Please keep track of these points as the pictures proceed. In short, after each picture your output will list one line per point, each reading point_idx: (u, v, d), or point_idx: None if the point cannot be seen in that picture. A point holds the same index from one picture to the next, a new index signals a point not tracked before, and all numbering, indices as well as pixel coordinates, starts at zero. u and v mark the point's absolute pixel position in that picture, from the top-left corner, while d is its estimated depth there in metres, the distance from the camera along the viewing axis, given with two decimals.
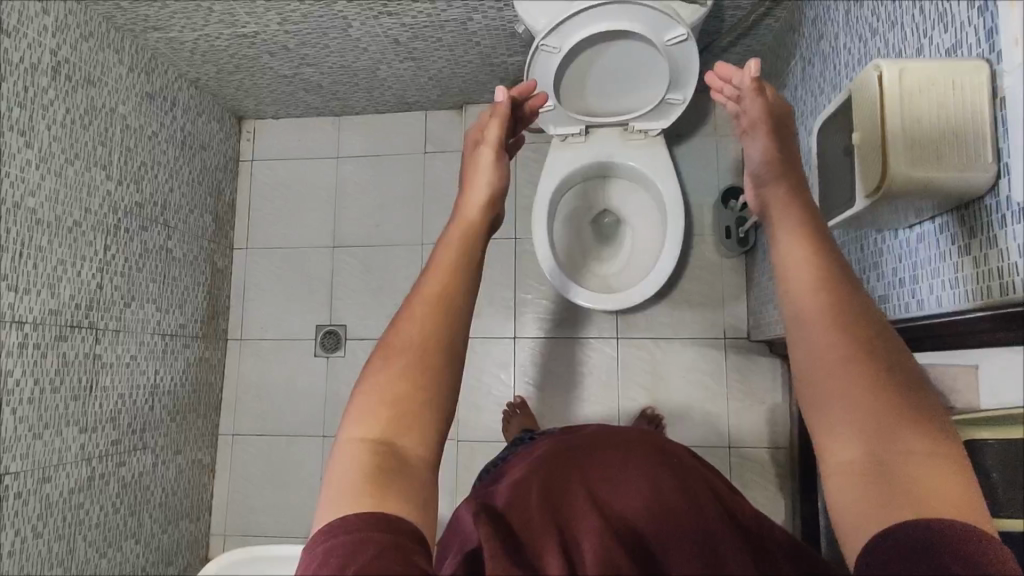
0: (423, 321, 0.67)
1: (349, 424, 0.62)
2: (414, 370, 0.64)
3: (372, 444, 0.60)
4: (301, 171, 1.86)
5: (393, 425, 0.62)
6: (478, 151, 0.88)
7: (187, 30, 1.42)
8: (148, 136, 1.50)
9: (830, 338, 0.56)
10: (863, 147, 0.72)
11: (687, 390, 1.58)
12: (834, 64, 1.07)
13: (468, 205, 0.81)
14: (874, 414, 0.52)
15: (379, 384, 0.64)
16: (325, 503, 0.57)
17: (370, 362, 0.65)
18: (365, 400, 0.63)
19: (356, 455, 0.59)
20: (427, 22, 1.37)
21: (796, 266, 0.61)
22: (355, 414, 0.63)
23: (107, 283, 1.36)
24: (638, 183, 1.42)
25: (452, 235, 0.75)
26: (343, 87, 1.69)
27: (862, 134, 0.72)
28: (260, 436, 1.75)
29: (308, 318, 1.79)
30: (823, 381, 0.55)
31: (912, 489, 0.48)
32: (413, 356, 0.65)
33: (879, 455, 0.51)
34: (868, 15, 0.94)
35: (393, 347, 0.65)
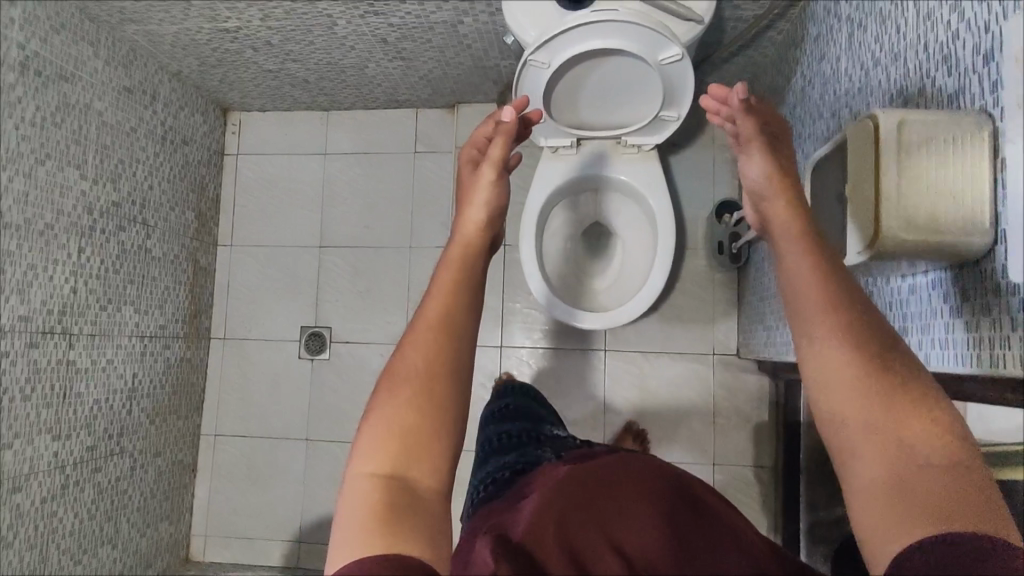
0: (427, 347, 0.69)
1: (357, 460, 0.63)
2: (420, 397, 0.66)
3: (382, 479, 0.61)
4: (287, 168, 1.81)
5: (401, 457, 0.62)
6: (474, 179, 0.95)
7: (166, 24, 1.36)
8: (127, 132, 1.45)
9: (845, 356, 0.60)
10: (855, 200, 0.68)
11: (674, 405, 1.57)
12: (834, 89, 1.03)
13: (467, 225, 0.87)
14: (889, 428, 0.55)
15: (385, 417, 0.65)
16: (337, 545, 0.57)
17: (374, 396, 0.67)
18: (372, 435, 0.64)
19: (367, 490, 0.60)
20: (416, 23, 1.32)
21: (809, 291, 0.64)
22: (364, 450, 0.63)
23: (82, 287, 1.33)
24: (631, 197, 1.38)
25: (449, 264, 0.79)
26: (331, 84, 1.64)
27: (854, 186, 0.68)
28: (244, 438, 1.74)
29: (294, 318, 1.78)
30: (843, 400, 0.58)
31: (934, 497, 0.49)
32: (418, 383, 0.67)
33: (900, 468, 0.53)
34: (871, 42, 0.89)
35: (397, 376, 0.67)
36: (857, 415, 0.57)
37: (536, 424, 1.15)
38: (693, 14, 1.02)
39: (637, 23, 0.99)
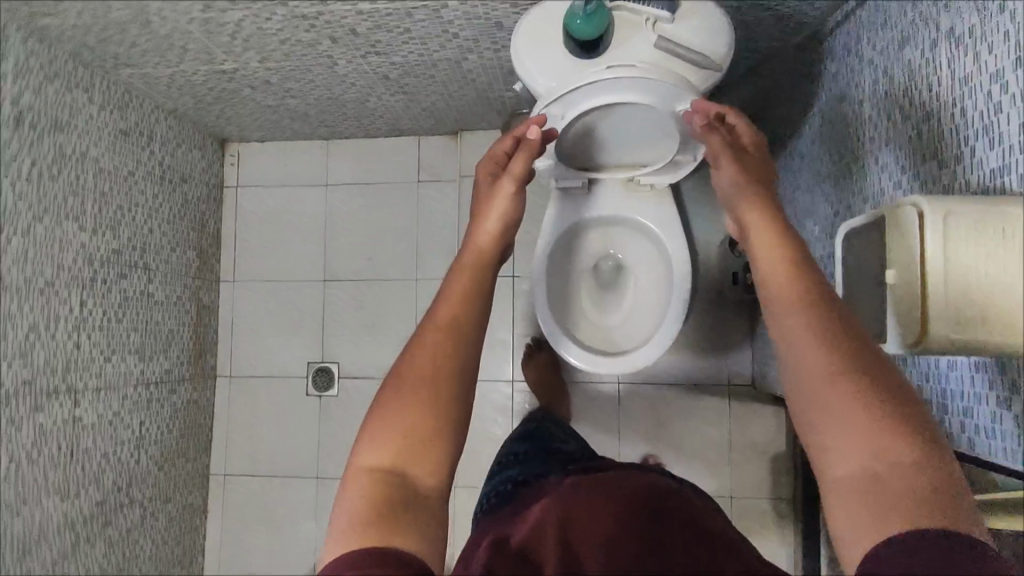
0: (434, 350, 0.71)
1: (361, 451, 0.65)
2: (426, 396, 0.68)
3: (382, 473, 0.64)
4: (288, 202, 1.78)
5: (404, 452, 0.65)
6: (491, 193, 0.95)
7: (161, 67, 1.31)
8: (125, 176, 1.41)
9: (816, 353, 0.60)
10: (896, 291, 0.65)
11: (690, 437, 1.55)
12: (856, 134, 0.99)
13: (480, 233, 0.89)
14: (861, 422, 0.56)
15: (389, 412, 0.67)
16: (335, 530, 0.60)
17: (382, 389, 0.69)
18: (378, 429, 0.66)
19: (369, 483, 0.63)
20: (418, 61, 1.27)
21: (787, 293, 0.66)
22: (367, 441, 0.66)
23: (86, 342, 1.30)
24: (641, 232, 1.33)
25: (462, 269, 0.81)
26: (332, 117, 1.60)
27: (895, 275, 0.65)
28: (253, 477, 1.73)
29: (300, 354, 1.76)
30: (817, 396, 0.58)
31: (906, 496, 0.51)
32: (426, 383, 0.69)
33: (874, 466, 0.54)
34: (898, 92, 0.86)
35: (406, 374, 0.69)
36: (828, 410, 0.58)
37: (542, 442, 1.15)
38: (712, 64, 0.97)
39: (655, 78, 0.94)
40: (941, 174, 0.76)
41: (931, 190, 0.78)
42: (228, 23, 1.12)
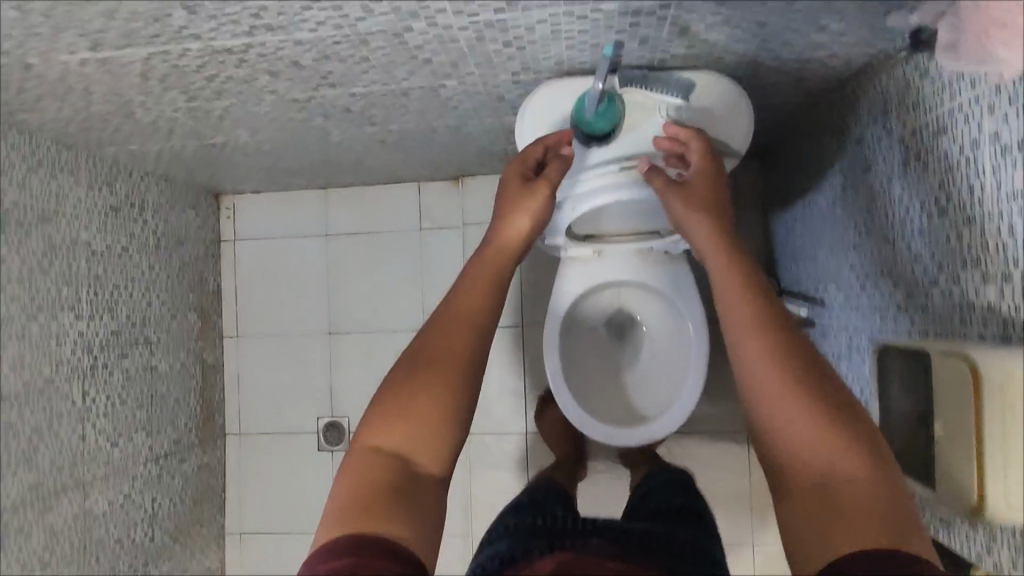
0: (444, 348, 0.80)
1: (369, 431, 0.75)
2: (437, 389, 0.77)
3: (386, 454, 0.73)
4: (288, 253, 1.73)
5: (407, 439, 0.74)
6: (528, 190, 0.93)
7: (148, 144, 1.25)
8: (118, 254, 1.36)
9: (774, 371, 0.70)
10: (949, 440, 0.63)
11: (712, 483, 1.52)
12: (886, 211, 0.94)
13: (508, 231, 0.91)
14: (819, 437, 0.65)
15: (397, 398, 0.76)
16: (330, 507, 0.69)
17: (388, 376, 0.79)
18: (385, 410, 0.76)
19: (371, 462, 0.72)
20: (416, 130, 1.22)
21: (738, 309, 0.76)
22: (374, 422, 0.75)
23: (91, 432, 1.27)
24: (656, 297, 1.28)
25: (478, 268, 0.87)
26: (328, 172, 1.54)
27: (947, 424, 0.63)
28: (269, 534, 1.72)
29: (309, 409, 1.73)
30: (782, 412, 0.68)
31: (856, 507, 0.60)
32: (435, 374, 0.78)
33: (828, 478, 0.64)
34: (936, 184, 0.80)
35: (418, 365, 0.78)
36: (789, 424, 0.67)
37: (539, 509, 0.90)
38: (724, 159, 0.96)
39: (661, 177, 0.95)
40: (987, 286, 0.71)
41: (973, 298, 0.74)
42: (215, 110, 1.06)
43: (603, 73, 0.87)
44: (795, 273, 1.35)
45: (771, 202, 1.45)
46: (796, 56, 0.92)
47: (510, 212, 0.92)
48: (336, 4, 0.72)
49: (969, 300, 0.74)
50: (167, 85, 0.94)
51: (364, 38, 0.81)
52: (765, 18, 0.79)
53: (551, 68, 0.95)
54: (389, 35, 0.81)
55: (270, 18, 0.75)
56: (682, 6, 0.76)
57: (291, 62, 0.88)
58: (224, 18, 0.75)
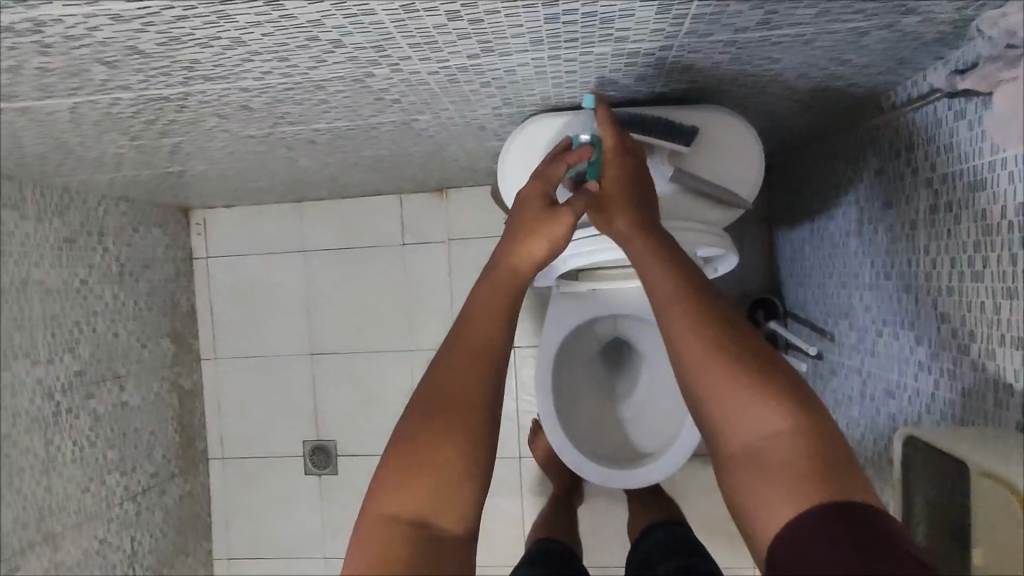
0: (463, 386, 0.62)
1: (375, 498, 0.58)
2: (461, 435, 0.60)
3: (405, 525, 0.56)
4: (264, 270, 1.64)
5: (425, 501, 0.57)
6: (552, 214, 0.77)
7: (99, 175, 1.15)
8: (77, 288, 1.27)
9: (691, 339, 0.63)
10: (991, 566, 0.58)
11: (714, 507, 1.46)
12: (908, 255, 0.85)
13: (524, 253, 0.75)
14: (742, 403, 0.59)
15: (411, 454, 0.59)
16: None
17: (397, 429, 0.61)
18: (394, 470, 0.59)
19: (388, 537, 0.55)
20: (389, 156, 1.11)
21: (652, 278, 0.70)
22: (387, 486, 0.58)
23: (58, 481, 1.19)
24: (654, 326, 1.19)
25: (487, 287, 0.71)
26: (301, 189, 1.44)
27: (992, 548, 0.58)
28: (258, 560, 1.67)
29: (294, 432, 1.65)
30: (705, 382, 0.61)
31: (787, 472, 0.54)
32: (451, 414, 0.61)
33: (756, 442, 0.57)
34: (965, 241, 0.72)
35: (430, 409, 0.61)
36: (713, 396, 0.60)
37: None
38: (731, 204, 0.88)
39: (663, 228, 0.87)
40: None
41: (1011, 380, 0.66)
42: (164, 146, 0.95)
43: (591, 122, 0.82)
44: (801, 298, 1.27)
45: (776, 215, 1.35)
46: (811, 87, 0.81)
47: (526, 234, 0.76)
48: (282, 56, 0.61)
49: (1007, 380, 0.66)
50: (105, 128, 0.83)
51: (320, 84, 0.71)
52: (781, 55, 0.69)
53: (536, 102, 0.85)
54: (348, 81, 0.70)
55: (206, 69, 0.64)
56: (685, 47, 0.66)
57: (240, 106, 0.77)
58: (152, 71, 0.64)
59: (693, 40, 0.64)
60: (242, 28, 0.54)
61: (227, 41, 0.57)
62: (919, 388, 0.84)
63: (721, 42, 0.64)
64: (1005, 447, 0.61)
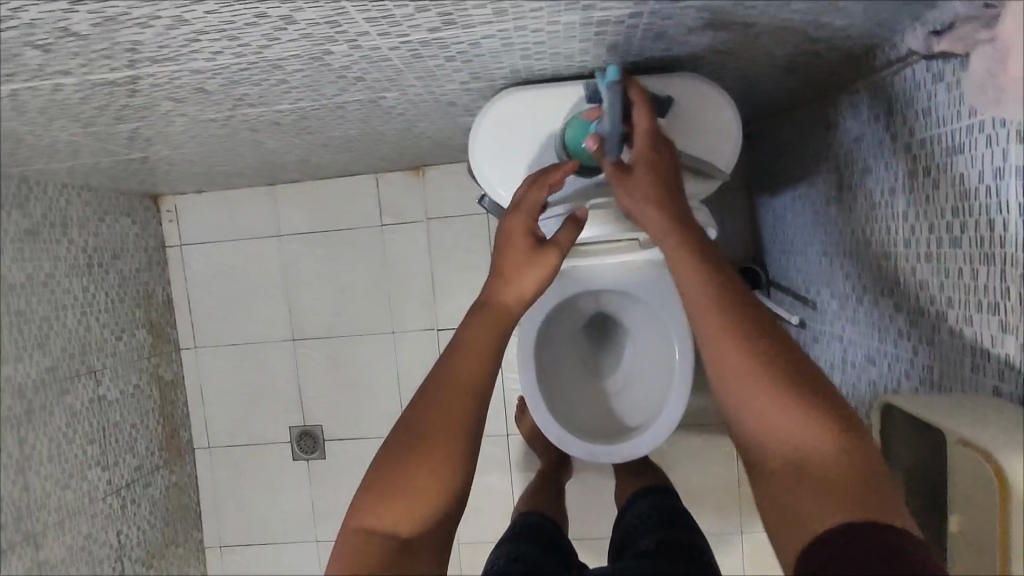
0: (452, 410, 0.61)
1: (356, 510, 0.57)
2: (442, 454, 0.59)
3: (383, 539, 0.55)
4: (241, 256, 1.61)
5: (402, 518, 0.56)
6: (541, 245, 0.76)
7: (56, 164, 1.10)
8: (43, 282, 1.23)
9: (733, 351, 0.57)
10: (968, 529, 0.59)
11: (699, 476, 1.48)
12: (888, 222, 0.84)
13: (519, 279, 0.72)
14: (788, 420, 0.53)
15: (393, 474, 0.58)
16: None
17: (382, 448, 0.60)
18: (376, 483, 0.58)
19: (364, 551, 0.54)
20: (359, 134, 1.08)
21: (685, 284, 0.63)
22: (368, 499, 0.57)
23: (36, 480, 1.16)
24: (635, 300, 1.19)
25: (477, 323, 0.67)
26: (273, 171, 1.40)
27: (966, 512, 0.59)
28: (249, 546, 1.67)
29: (280, 419, 1.63)
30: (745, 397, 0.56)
31: (834, 496, 0.50)
32: (434, 433, 0.59)
33: (800, 460, 0.52)
34: (945, 207, 0.70)
35: (416, 425, 0.60)
36: (754, 411, 0.55)
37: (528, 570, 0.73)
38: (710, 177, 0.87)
39: None
40: (1006, 337, 0.62)
41: (989, 346, 0.65)
42: (120, 132, 0.91)
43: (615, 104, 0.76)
44: (783, 266, 1.27)
45: (757, 184, 1.34)
46: (789, 52, 0.79)
47: (517, 261, 0.74)
48: (231, 34, 0.58)
49: (984, 346, 0.66)
50: (53, 116, 0.79)
51: (276, 64, 0.68)
52: (756, 20, 0.67)
53: (507, 76, 0.82)
54: (306, 59, 0.67)
55: (152, 51, 0.61)
56: (656, 14, 0.63)
57: (195, 89, 0.74)
58: (92, 55, 0.60)
59: (664, 7, 0.61)
60: (183, 5, 0.51)
61: (168, 21, 0.54)
62: (899, 355, 0.85)
63: (693, 8, 0.62)
64: (981, 412, 0.61)
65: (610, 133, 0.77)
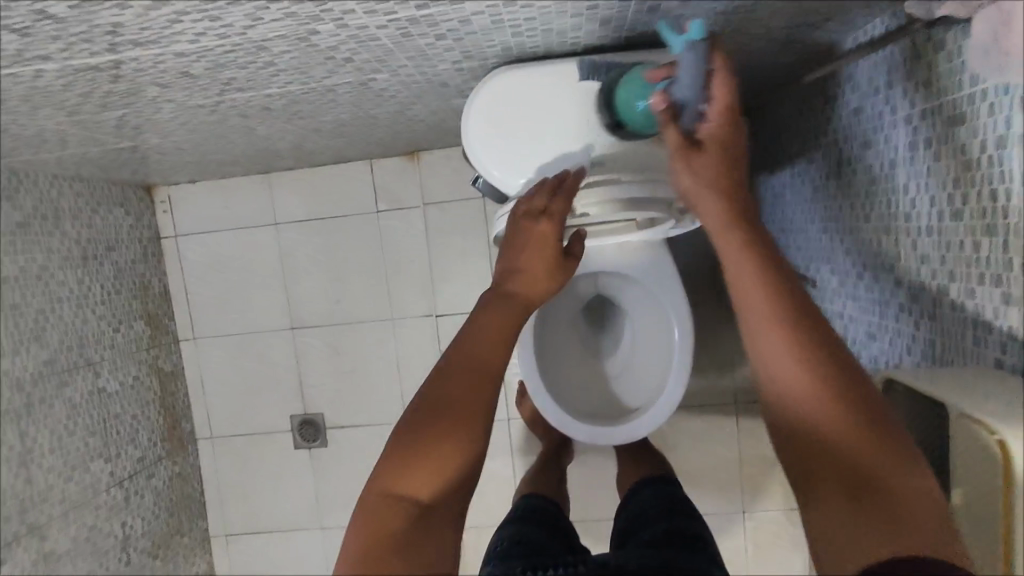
0: (473, 387, 0.60)
1: (376, 475, 0.57)
2: (463, 424, 0.58)
3: (406, 504, 0.55)
4: (237, 245, 1.60)
5: (423, 482, 0.56)
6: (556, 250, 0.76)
7: (44, 155, 1.09)
8: (37, 275, 1.22)
9: (803, 366, 0.53)
10: (972, 506, 0.58)
11: (701, 456, 1.48)
12: (888, 196, 0.83)
13: (534, 276, 0.73)
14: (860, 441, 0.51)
15: (414, 445, 0.57)
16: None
17: (401, 423, 0.59)
18: (396, 451, 0.57)
19: (386, 513, 0.54)
20: (351, 119, 1.06)
21: (747, 291, 0.57)
22: (388, 465, 0.57)
23: (38, 473, 1.17)
24: (632, 280, 1.19)
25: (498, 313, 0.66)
26: (265, 159, 1.38)
27: (970, 489, 0.58)
28: (254, 534, 1.67)
29: (281, 408, 1.63)
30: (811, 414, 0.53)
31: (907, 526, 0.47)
32: (455, 406, 0.59)
33: (869, 485, 0.50)
34: (947, 178, 0.69)
35: (437, 400, 0.59)
36: (824, 429, 0.52)
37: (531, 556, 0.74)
38: None
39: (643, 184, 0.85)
40: (1009, 308, 0.61)
41: (991, 318, 0.65)
42: (107, 120, 0.90)
43: (697, 71, 0.62)
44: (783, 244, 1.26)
45: (755, 162, 1.33)
46: (785, 24, 0.78)
47: (532, 262, 0.74)
48: (212, 14, 0.57)
49: (987, 319, 0.65)
50: (37, 105, 0.78)
51: (261, 45, 0.66)
52: None
53: (498, 55, 0.81)
54: (292, 40, 0.66)
55: (133, 34, 0.59)
56: None
57: (180, 73, 0.73)
58: (72, 39, 0.59)
59: None
60: None
61: (147, 1, 0.52)
62: (900, 329, 0.84)
63: None
64: (984, 385, 0.61)
65: (688, 98, 0.64)
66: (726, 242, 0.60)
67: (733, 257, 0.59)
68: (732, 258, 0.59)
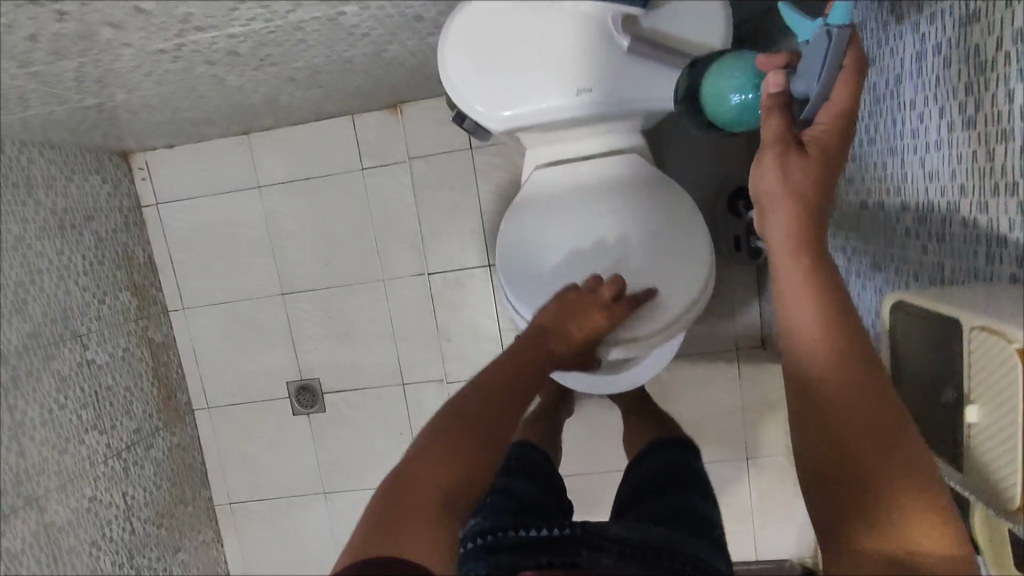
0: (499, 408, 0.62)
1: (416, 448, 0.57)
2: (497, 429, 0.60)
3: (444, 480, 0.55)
4: (220, 210, 1.55)
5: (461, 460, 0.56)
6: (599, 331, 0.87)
7: (6, 116, 1.03)
8: (13, 246, 1.18)
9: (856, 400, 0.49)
10: (986, 423, 0.55)
11: (702, 405, 1.46)
12: (894, 115, 0.78)
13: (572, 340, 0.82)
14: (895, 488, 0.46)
15: (454, 429, 0.58)
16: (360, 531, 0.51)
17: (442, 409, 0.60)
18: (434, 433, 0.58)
19: (425, 481, 0.54)
20: (325, 64, 1.01)
21: (799, 312, 0.52)
22: (428, 441, 0.57)
23: (30, 446, 1.15)
24: None
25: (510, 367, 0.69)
26: (242, 117, 1.33)
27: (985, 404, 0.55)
28: (257, 501, 1.67)
29: (276, 375, 1.61)
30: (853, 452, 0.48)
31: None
32: (488, 412, 0.60)
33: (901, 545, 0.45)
34: (959, 87, 0.64)
35: (471, 404, 0.61)
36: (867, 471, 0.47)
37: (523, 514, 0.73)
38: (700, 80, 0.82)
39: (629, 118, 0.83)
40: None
41: (1005, 231, 0.61)
42: (64, 71, 0.85)
43: (831, 60, 0.55)
44: None
45: None
46: None
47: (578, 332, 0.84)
48: None
49: (1001, 232, 0.62)
50: None
51: None
52: None
53: None
54: None
55: None
56: None
57: (131, 7, 0.68)
58: None
59: None
60: None
61: None
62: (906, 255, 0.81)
63: None
64: (998, 299, 0.57)
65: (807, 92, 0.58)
66: (785, 268, 0.53)
67: (790, 280, 0.53)
68: (787, 286, 0.53)
